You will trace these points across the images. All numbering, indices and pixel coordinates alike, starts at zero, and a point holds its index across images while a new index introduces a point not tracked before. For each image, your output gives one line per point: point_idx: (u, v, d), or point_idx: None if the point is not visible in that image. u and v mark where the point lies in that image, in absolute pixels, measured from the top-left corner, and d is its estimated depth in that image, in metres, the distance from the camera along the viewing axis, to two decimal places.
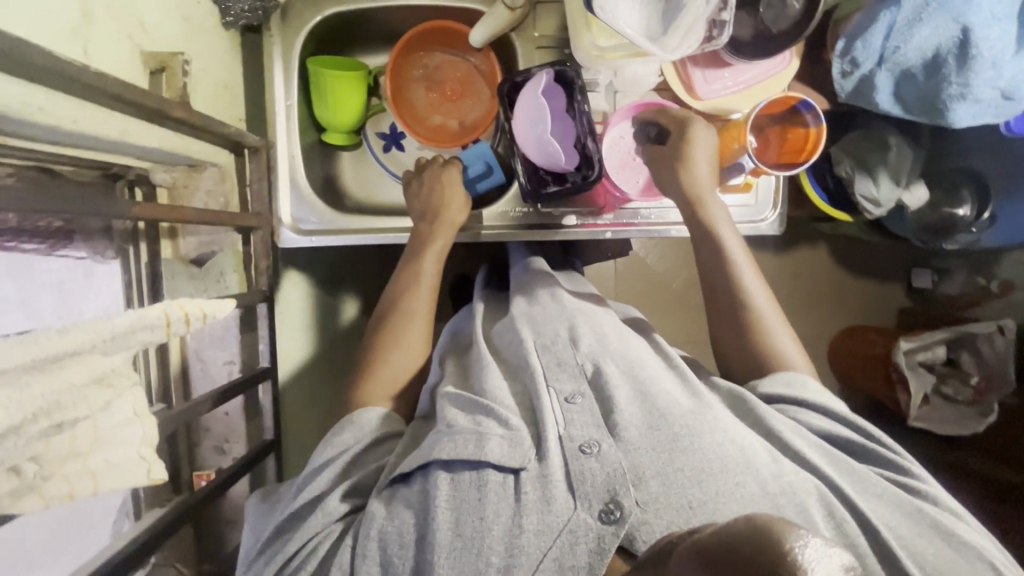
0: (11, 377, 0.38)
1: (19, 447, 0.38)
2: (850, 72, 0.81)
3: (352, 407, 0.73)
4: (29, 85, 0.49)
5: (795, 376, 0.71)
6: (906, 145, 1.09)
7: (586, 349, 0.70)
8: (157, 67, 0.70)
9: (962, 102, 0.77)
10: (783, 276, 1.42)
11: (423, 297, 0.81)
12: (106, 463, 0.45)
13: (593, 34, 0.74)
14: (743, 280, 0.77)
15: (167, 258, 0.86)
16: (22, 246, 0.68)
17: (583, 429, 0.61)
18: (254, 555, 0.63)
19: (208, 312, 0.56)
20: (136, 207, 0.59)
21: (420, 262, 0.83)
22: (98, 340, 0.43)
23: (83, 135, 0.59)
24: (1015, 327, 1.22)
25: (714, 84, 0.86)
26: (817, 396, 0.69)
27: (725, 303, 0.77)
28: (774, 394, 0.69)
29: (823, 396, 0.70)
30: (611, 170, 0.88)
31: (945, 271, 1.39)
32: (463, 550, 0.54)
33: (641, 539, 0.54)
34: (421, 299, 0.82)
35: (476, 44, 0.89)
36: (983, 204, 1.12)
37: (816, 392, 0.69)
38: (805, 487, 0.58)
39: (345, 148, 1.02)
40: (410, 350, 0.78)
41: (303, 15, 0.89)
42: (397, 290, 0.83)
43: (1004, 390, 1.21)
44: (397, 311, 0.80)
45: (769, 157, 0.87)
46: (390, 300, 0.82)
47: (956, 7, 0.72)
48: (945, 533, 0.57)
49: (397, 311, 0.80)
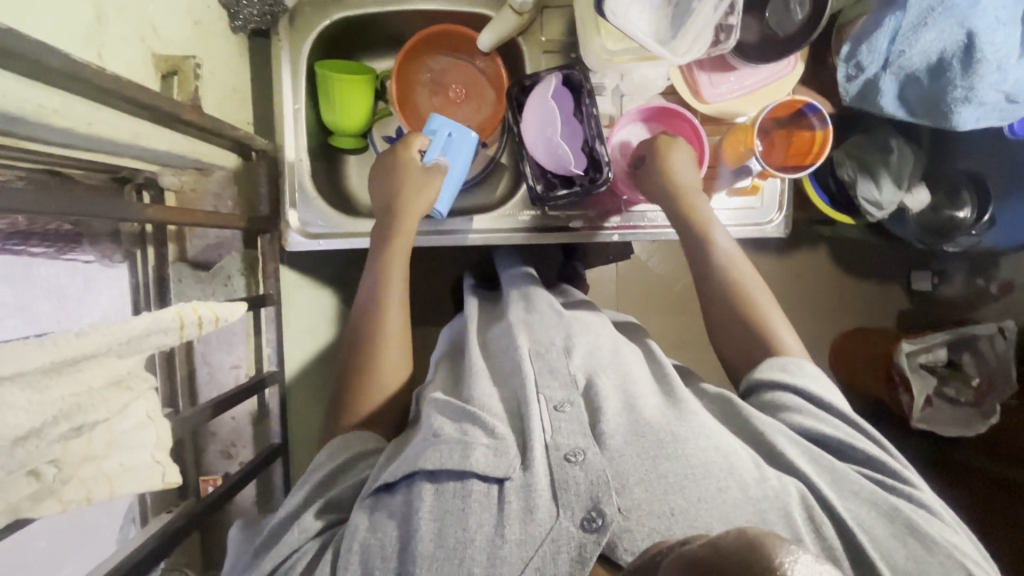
0: (31, 380, 0.37)
1: (39, 451, 0.38)
2: (854, 76, 0.82)
3: (361, 410, 0.73)
4: (44, 88, 0.49)
5: (791, 360, 0.70)
6: (908, 148, 1.10)
7: (578, 362, 0.70)
8: (169, 71, 0.71)
9: (966, 105, 0.78)
10: (784, 278, 1.43)
11: (393, 299, 0.78)
12: (122, 467, 0.45)
13: (603, 37, 0.75)
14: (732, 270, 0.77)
15: (174, 261, 0.86)
16: (29, 250, 0.67)
17: (570, 438, 0.60)
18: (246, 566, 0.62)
19: (220, 315, 0.55)
20: (150, 210, 0.59)
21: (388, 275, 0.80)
22: (116, 343, 0.43)
23: (97, 138, 0.59)
24: (1016, 328, 1.24)
25: (718, 87, 0.86)
26: (810, 381, 0.68)
27: (717, 305, 0.78)
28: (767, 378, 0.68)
29: (817, 380, 0.68)
30: (619, 174, 0.88)
31: (944, 272, 1.42)
32: (445, 561, 0.53)
33: (624, 547, 0.53)
34: (391, 302, 0.79)
35: (484, 48, 0.90)
36: (984, 201, 1.12)
37: (812, 373, 0.69)
38: (787, 491, 0.57)
39: (351, 152, 1.02)
40: (397, 354, 0.77)
41: (310, 19, 0.89)
42: (365, 295, 0.80)
43: (1005, 392, 1.22)
44: (371, 320, 0.78)
45: (775, 160, 0.88)
46: (361, 311, 0.80)
47: (961, 12, 0.73)
48: (918, 532, 0.55)
49: (372, 321, 0.78)
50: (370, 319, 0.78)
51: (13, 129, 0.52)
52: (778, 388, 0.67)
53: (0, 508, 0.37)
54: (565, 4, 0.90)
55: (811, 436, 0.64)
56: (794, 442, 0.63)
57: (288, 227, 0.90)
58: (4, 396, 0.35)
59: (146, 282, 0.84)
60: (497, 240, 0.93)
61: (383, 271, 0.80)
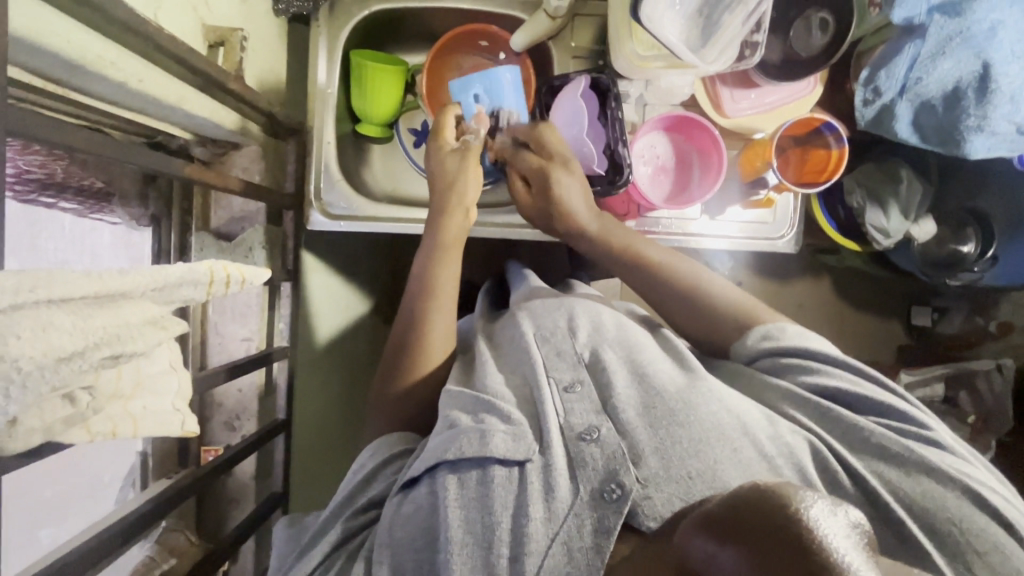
0: (78, 306, 0.39)
1: (78, 373, 0.38)
2: (871, 100, 0.85)
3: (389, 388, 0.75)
4: (102, 38, 0.52)
5: (772, 326, 0.72)
6: (917, 179, 1.12)
7: (583, 339, 0.72)
8: (216, 41, 0.74)
9: (979, 133, 0.81)
10: (791, 302, 1.43)
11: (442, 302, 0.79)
12: (144, 408, 0.45)
13: (635, 42, 0.78)
14: (688, 283, 0.79)
15: (197, 230, 0.89)
16: (62, 204, 0.71)
17: (583, 417, 0.62)
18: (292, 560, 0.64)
19: (247, 277, 0.53)
20: (189, 168, 0.61)
21: (438, 272, 0.80)
22: (151, 286, 0.44)
23: (146, 96, 0.60)
24: (1013, 367, 1.27)
25: (740, 103, 0.89)
26: (795, 339, 0.69)
27: (654, 292, 0.81)
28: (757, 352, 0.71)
29: (803, 337, 0.70)
30: (643, 178, 0.91)
31: (945, 310, 1.41)
32: (476, 546, 0.54)
33: (646, 513, 0.54)
34: (440, 304, 0.79)
35: (516, 47, 0.92)
36: (987, 241, 1.14)
37: (797, 333, 0.70)
38: (799, 442, 0.60)
39: (377, 141, 1.04)
40: (444, 336, 0.78)
41: (350, 8, 0.92)
42: (413, 298, 0.80)
43: (1001, 429, 1.24)
44: (420, 306, 0.79)
45: (791, 175, 0.91)
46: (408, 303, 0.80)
47: (979, 44, 0.77)
48: (934, 471, 0.56)
49: (420, 315, 0.78)
50: (420, 308, 0.79)
51: (69, 77, 0.54)
52: (776, 355, 0.69)
53: (34, 426, 0.37)
54: (597, 13, 0.93)
55: (818, 391, 0.64)
56: (794, 401, 0.64)
57: (311, 206, 0.91)
58: (51, 317, 0.36)
59: (169, 247, 0.86)
60: (517, 236, 0.94)
61: (439, 264, 0.80)
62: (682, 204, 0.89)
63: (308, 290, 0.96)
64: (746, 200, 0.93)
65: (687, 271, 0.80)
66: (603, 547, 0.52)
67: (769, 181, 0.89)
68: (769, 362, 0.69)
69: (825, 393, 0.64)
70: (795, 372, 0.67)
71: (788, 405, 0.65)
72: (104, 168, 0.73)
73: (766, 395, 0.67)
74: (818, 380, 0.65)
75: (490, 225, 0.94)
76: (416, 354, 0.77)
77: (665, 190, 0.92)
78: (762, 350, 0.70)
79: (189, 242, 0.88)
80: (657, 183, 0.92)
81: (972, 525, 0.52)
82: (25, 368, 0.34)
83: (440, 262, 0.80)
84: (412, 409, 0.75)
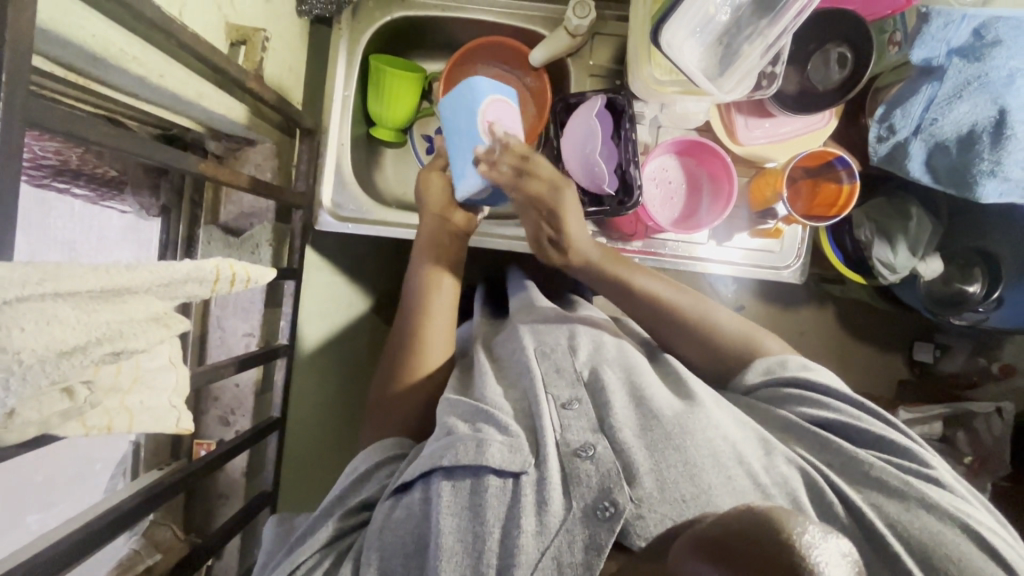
0: (81, 299, 0.38)
1: (79, 368, 0.38)
2: (885, 137, 0.87)
3: (386, 394, 0.76)
4: (124, 34, 0.53)
5: (773, 360, 0.72)
6: (927, 217, 1.11)
7: (583, 358, 0.72)
8: (238, 39, 0.75)
9: (992, 178, 0.82)
10: (794, 330, 1.41)
11: (440, 333, 0.79)
12: (141, 404, 0.45)
13: (653, 66, 0.79)
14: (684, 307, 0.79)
15: (205, 223, 0.89)
16: (73, 190, 0.73)
17: (579, 435, 0.61)
18: (277, 559, 0.64)
19: (253, 276, 0.52)
20: (203, 164, 0.60)
21: (437, 308, 0.80)
22: (156, 283, 0.43)
23: (166, 91, 0.61)
24: (1013, 411, 1.23)
25: (754, 131, 0.89)
26: (798, 372, 0.69)
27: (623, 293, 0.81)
28: (757, 385, 0.71)
29: (804, 370, 0.70)
30: (655, 200, 0.91)
31: (946, 347, 1.38)
32: (465, 554, 0.54)
33: (637, 533, 0.54)
34: (437, 334, 0.79)
35: (535, 63, 0.92)
36: (992, 283, 1.13)
37: (799, 367, 0.71)
38: (796, 473, 0.59)
39: (390, 144, 1.05)
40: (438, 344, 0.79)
41: (373, 13, 0.92)
42: (407, 318, 0.80)
43: (997, 472, 1.21)
44: (413, 319, 0.79)
45: (801, 208, 0.92)
46: (404, 314, 0.81)
47: (996, 90, 0.78)
48: (932, 506, 0.56)
49: (418, 325, 0.79)
50: (415, 318, 0.79)
51: (92, 69, 0.55)
52: (778, 386, 0.69)
53: (32, 419, 0.37)
54: (616, 33, 0.94)
55: (816, 422, 0.64)
56: (794, 433, 0.64)
57: (320, 207, 0.91)
58: (56, 311, 0.36)
59: (175, 241, 0.87)
60: (520, 249, 0.94)
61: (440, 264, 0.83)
62: (690, 229, 0.88)
63: (308, 288, 0.96)
64: (755, 229, 0.93)
65: (681, 296, 0.80)
66: (593, 565, 0.53)
67: (779, 212, 0.88)
68: (786, 392, 0.68)
69: (829, 424, 0.64)
70: (805, 399, 0.66)
71: (789, 437, 0.65)
72: (117, 158, 0.73)
73: (768, 428, 0.66)
74: (813, 410, 0.65)
75: (495, 237, 0.94)
76: (414, 366, 0.76)
77: (673, 214, 0.92)
78: (762, 382, 0.71)
79: (197, 234, 0.88)
80: (666, 206, 0.92)
81: (964, 564, 0.52)
82: (27, 362, 0.34)
83: (439, 294, 0.80)
84: (409, 418, 0.74)
